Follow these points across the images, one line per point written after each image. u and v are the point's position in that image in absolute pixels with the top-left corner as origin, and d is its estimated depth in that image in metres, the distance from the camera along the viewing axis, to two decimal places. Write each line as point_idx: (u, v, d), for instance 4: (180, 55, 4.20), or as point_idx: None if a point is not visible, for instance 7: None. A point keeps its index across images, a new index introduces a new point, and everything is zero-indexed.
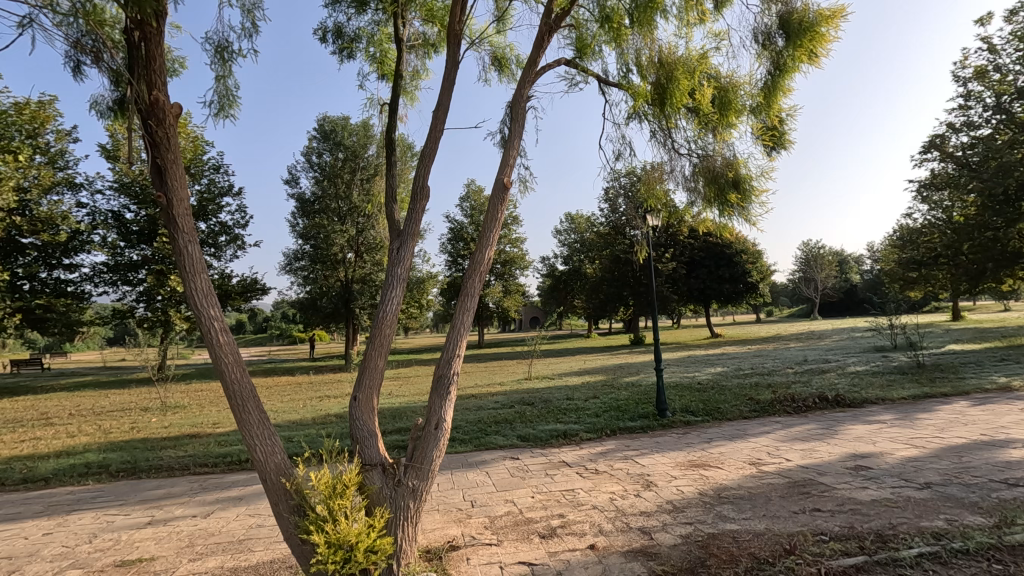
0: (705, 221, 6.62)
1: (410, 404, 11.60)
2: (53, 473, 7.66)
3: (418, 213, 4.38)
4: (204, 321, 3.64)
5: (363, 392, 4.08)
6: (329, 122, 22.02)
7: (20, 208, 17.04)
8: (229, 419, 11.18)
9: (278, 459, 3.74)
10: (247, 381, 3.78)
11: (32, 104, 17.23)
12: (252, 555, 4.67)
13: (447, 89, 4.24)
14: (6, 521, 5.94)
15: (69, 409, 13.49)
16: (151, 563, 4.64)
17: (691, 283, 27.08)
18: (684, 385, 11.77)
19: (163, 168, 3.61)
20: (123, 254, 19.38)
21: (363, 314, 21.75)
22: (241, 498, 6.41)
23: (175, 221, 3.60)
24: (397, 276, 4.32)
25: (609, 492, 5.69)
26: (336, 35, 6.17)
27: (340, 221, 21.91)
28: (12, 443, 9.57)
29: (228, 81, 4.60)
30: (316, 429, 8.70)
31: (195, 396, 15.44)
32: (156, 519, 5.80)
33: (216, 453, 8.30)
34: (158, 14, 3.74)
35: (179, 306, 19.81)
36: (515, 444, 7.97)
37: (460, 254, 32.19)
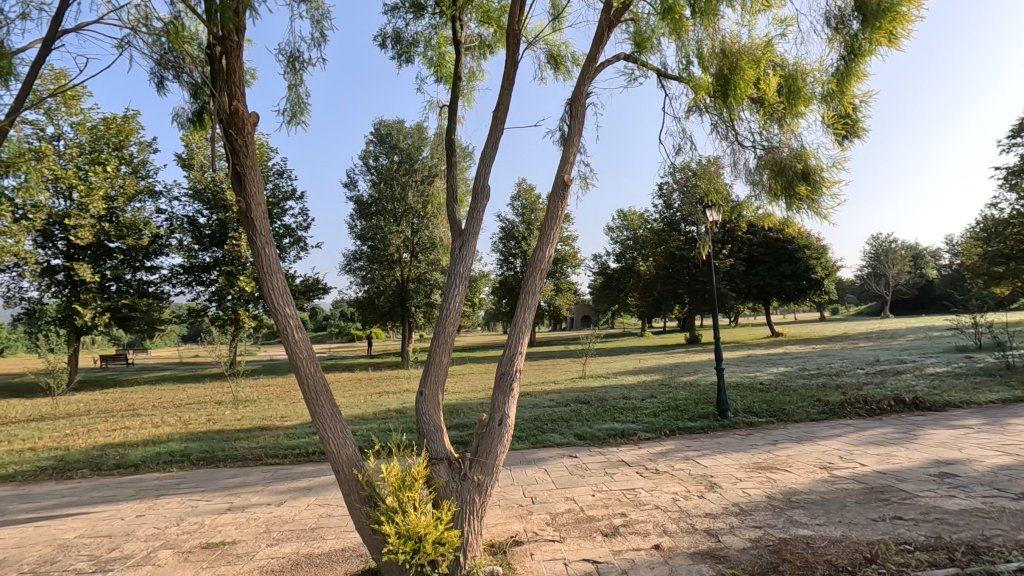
0: (772, 218, 6.38)
1: (467, 401, 11.79)
2: (142, 460, 8.27)
3: (479, 212, 4.43)
4: (280, 318, 3.83)
5: (428, 388, 4.19)
6: (384, 126, 22.58)
7: (107, 215, 18.49)
8: (295, 413, 11.72)
9: (349, 451, 3.91)
10: (320, 375, 3.96)
11: (118, 118, 18.59)
12: (324, 543, 4.88)
13: (507, 87, 4.28)
14: (104, 503, 6.48)
15: (153, 401, 14.51)
16: (234, 547, 4.94)
17: (750, 280, 26.08)
18: (746, 385, 11.40)
19: (242, 174, 3.82)
20: (197, 256, 20.61)
21: (418, 313, 22.27)
22: (310, 488, 6.71)
23: (253, 224, 3.81)
24: (459, 274, 4.40)
25: (671, 493, 5.59)
26: (395, 40, 6.34)
27: (396, 222, 22.46)
28: (106, 432, 10.39)
29: (299, 89, 4.82)
30: (378, 424, 8.98)
31: (263, 391, 16.24)
32: (235, 506, 6.16)
33: (285, 445, 8.71)
34: (239, 29, 3.99)
35: (248, 305, 20.92)
36: (572, 443, 7.95)
37: (512, 253, 32.15)
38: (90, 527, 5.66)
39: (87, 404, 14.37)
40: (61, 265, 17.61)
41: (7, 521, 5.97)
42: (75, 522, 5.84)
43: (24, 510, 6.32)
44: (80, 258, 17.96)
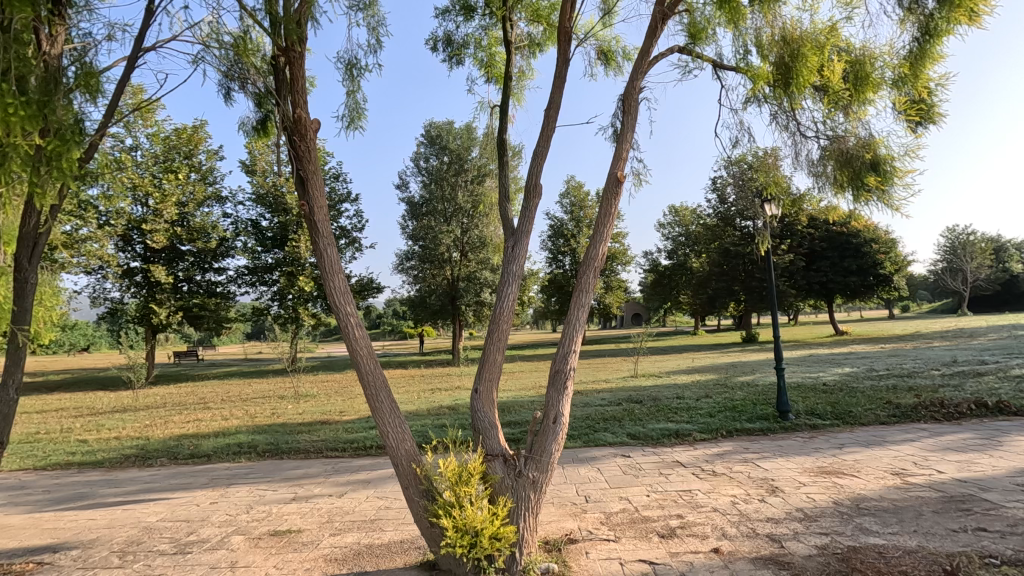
0: (836, 211, 6.11)
1: (518, 399, 11.85)
2: (214, 450, 8.78)
3: (531, 211, 4.45)
4: (341, 317, 3.99)
5: (483, 385, 4.24)
6: (434, 127, 22.94)
7: (179, 220, 19.67)
8: (353, 408, 12.13)
9: (408, 446, 4.02)
10: (379, 372, 4.09)
11: (188, 128, 19.74)
12: (384, 534, 5.04)
13: (559, 86, 4.28)
14: (181, 489, 6.93)
15: (222, 395, 15.36)
16: (300, 535, 5.18)
17: (811, 276, 24.93)
18: (808, 386, 10.92)
19: (305, 179, 3.99)
20: (260, 258, 21.60)
21: (468, 311, 22.59)
22: (369, 481, 6.94)
23: (317, 227, 3.98)
24: (512, 273, 4.44)
25: (730, 495, 5.45)
26: (446, 43, 6.45)
27: (446, 222, 22.76)
28: (180, 423, 11.09)
29: (356, 95, 4.98)
30: (432, 420, 9.17)
31: (322, 386, 16.92)
32: (299, 496, 6.45)
33: (345, 439, 9.04)
34: (302, 41, 4.17)
35: (308, 304, 21.79)
36: (624, 442, 7.86)
37: (561, 251, 31.93)
38: (170, 512, 6.07)
39: (164, 397, 15.39)
40: (139, 267, 18.90)
41: (98, 503, 6.49)
42: (156, 506, 6.27)
43: (112, 494, 6.84)
44: (156, 260, 19.17)
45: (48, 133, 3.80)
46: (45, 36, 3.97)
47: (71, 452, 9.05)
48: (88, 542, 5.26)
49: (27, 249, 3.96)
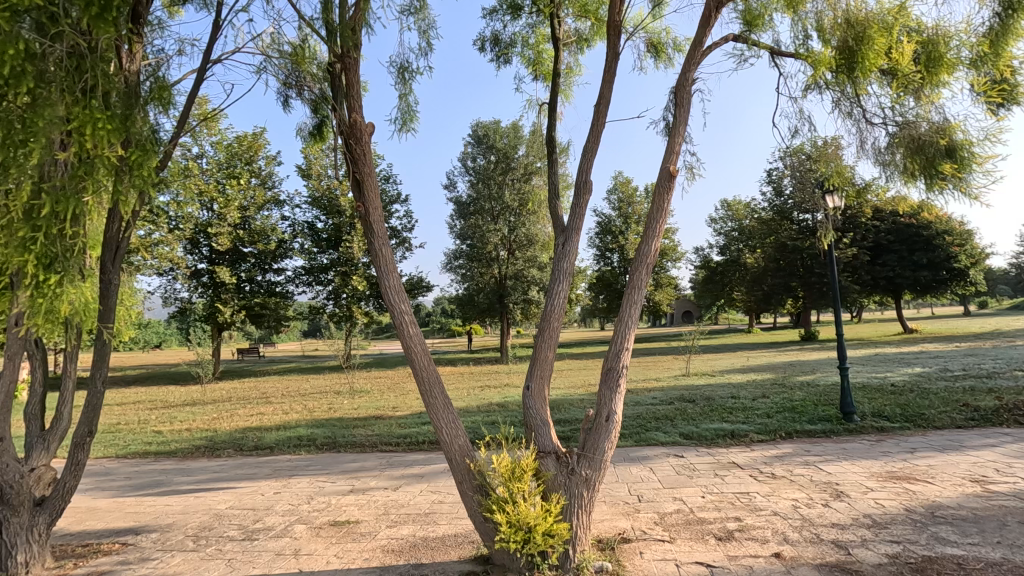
0: (906, 202, 5.77)
1: (567, 397, 11.82)
2: (276, 442, 9.20)
3: (581, 208, 4.42)
4: (396, 315, 4.09)
5: (534, 382, 4.26)
6: (481, 127, 23.08)
7: (242, 223, 20.69)
8: (405, 404, 12.42)
9: (461, 441, 4.08)
10: (432, 368, 4.17)
11: (249, 135, 20.71)
12: (438, 527, 5.14)
13: (609, 81, 4.24)
14: (247, 479, 7.31)
15: (282, 390, 16.06)
16: (358, 526, 5.36)
17: (876, 271, 23.59)
18: (874, 386, 10.37)
19: (361, 181, 4.12)
20: (316, 258, 22.40)
21: (516, 309, 22.69)
22: (422, 475, 7.10)
23: (372, 228, 4.10)
24: (563, 270, 4.42)
25: (791, 499, 5.25)
26: (494, 43, 6.49)
27: (493, 221, 22.93)
28: (245, 417, 11.67)
29: (408, 98, 5.09)
30: (483, 417, 9.28)
31: (375, 382, 17.42)
32: (356, 488, 6.67)
33: (398, 433, 9.27)
34: (357, 46, 4.29)
35: (361, 303, 22.47)
36: (677, 442, 7.71)
37: (609, 248, 31.49)
38: (238, 500, 6.40)
39: (229, 392, 16.24)
40: (206, 268, 20.02)
41: (173, 490, 6.92)
42: (225, 495, 6.63)
43: (185, 482, 7.28)
44: (221, 261, 20.25)
45: (129, 144, 4.08)
46: (124, 54, 4.24)
47: (149, 442, 9.69)
48: (165, 526, 5.63)
49: (110, 252, 4.28)
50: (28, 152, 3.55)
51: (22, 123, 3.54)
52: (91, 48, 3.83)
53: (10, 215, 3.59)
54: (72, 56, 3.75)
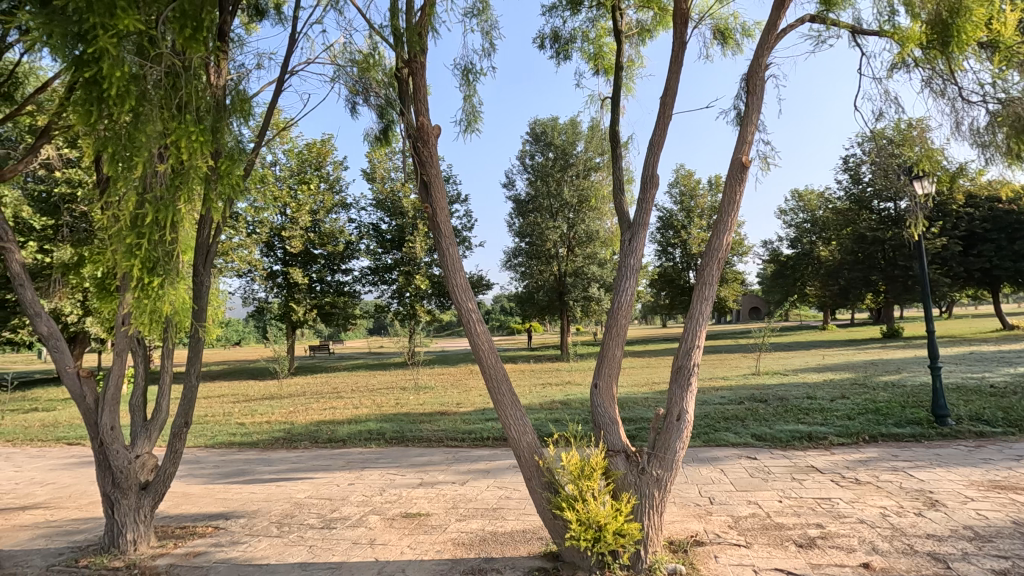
0: (1008, 186, 5.29)
1: (631, 395, 11.61)
2: (348, 436, 9.60)
3: (647, 202, 4.33)
4: (463, 313, 4.16)
5: (602, 380, 4.20)
6: (539, 124, 23.01)
7: (312, 226, 21.73)
8: (468, 400, 12.63)
9: (529, 438, 4.11)
10: (500, 365, 4.21)
11: (318, 142, 21.70)
12: (507, 523, 5.20)
13: (675, 72, 4.13)
14: (323, 470, 7.67)
15: (351, 386, 16.74)
16: (429, 518, 5.50)
17: (970, 262, 21.80)
18: (971, 387, 9.55)
19: (428, 182, 4.22)
20: (381, 258, 23.12)
21: (576, 306, 22.54)
22: (488, 470, 7.21)
23: (439, 228, 4.20)
24: (630, 266, 4.34)
25: (879, 506, 4.93)
26: (554, 40, 6.47)
27: (552, 218, 22.87)
28: (319, 411, 12.24)
29: (473, 99, 5.16)
30: (546, 415, 9.28)
31: (439, 379, 17.80)
32: (425, 482, 6.85)
33: (463, 429, 9.44)
34: (422, 50, 4.39)
35: (423, 301, 23.06)
36: (749, 443, 7.41)
37: (670, 243, 30.62)
38: (315, 490, 6.73)
39: (303, 387, 17.10)
40: (280, 270, 21.15)
41: (257, 479, 7.36)
42: (304, 484, 6.99)
43: (267, 472, 7.73)
44: (294, 263, 21.33)
45: (219, 155, 4.38)
46: (212, 70, 4.53)
47: (233, 433, 10.36)
48: (252, 512, 6.00)
49: (201, 256, 4.58)
50: (131, 167, 3.86)
51: (127, 140, 3.86)
52: (184, 67, 4.13)
53: (119, 223, 3.93)
54: (169, 75, 4.06)
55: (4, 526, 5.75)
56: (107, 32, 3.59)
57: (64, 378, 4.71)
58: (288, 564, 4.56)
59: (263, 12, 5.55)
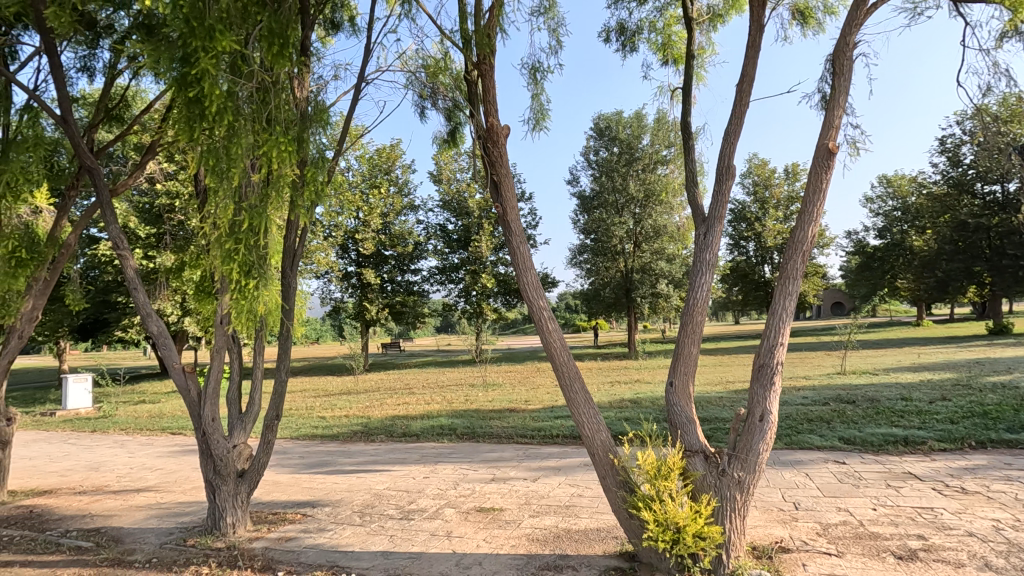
0: None
1: (705, 395, 11.22)
2: (422, 431, 9.90)
3: (723, 194, 4.17)
4: (535, 311, 4.18)
5: (678, 378, 4.08)
6: (603, 119, 22.65)
7: (383, 228, 22.56)
8: (537, 398, 12.64)
9: (604, 437, 4.07)
10: (572, 363, 4.20)
11: (387, 147, 22.52)
12: (580, 521, 5.18)
13: (752, 57, 3.95)
14: (399, 463, 7.96)
15: (422, 383, 17.22)
16: (502, 513, 5.59)
17: None
18: None
19: (498, 183, 4.26)
20: (448, 258, 23.58)
21: (644, 303, 22.05)
22: (559, 468, 7.22)
23: (510, 227, 4.24)
24: (705, 261, 4.17)
25: (990, 519, 4.50)
26: (620, 32, 6.36)
27: (618, 214, 22.49)
28: (393, 406, 12.69)
29: (541, 97, 5.17)
30: (616, 413, 9.15)
31: (506, 376, 17.97)
32: (497, 477, 6.95)
33: (532, 427, 9.49)
34: (491, 51, 4.43)
35: (490, 300, 23.35)
36: (837, 446, 6.97)
37: (743, 236, 29.19)
38: (393, 482, 7.00)
39: (376, 383, 17.79)
40: (354, 271, 22.08)
41: (338, 470, 7.75)
42: (382, 476, 7.29)
43: (348, 463, 8.12)
44: (366, 264, 22.22)
45: (303, 163, 4.65)
46: (297, 82, 4.79)
47: (315, 426, 10.95)
48: (336, 501, 6.33)
49: (289, 260, 4.86)
50: (228, 178, 4.16)
51: (224, 153, 4.16)
52: (273, 81, 4.41)
53: (219, 231, 4.26)
54: (260, 90, 4.35)
55: (124, 506, 6.39)
56: (208, 53, 3.91)
57: (171, 374, 5.15)
58: (371, 551, 4.77)
59: (339, 25, 5.80)
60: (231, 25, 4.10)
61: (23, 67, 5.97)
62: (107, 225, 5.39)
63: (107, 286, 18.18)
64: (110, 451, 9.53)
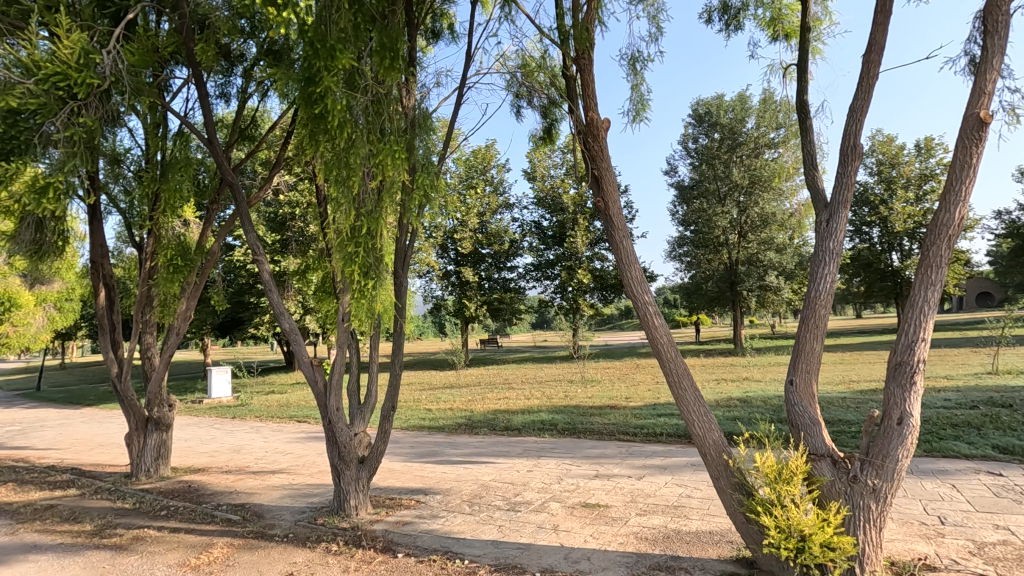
0: None
1: (825, 395, 10.38)
2: (523, 425, 10.09)
3: (848, 177, 3.81)
4: (640, 306, 4.10)
5: (800, 376, 3.80)
6: (702, 104, 21.59)
7: (480, 227, 23.19)
8: (638, 395, 12.38)
9: (716, 436, 3.90)
10: (679, 359, 4.06)
11: (483, 148, 23.11)
12: (691, 522, 5.02)
13: (882, 23, 3.59)
14: (503, 456, 8.17)
15: (521, 378, 17.53)
16: (608, 510, 5.55)
17: None
18: None
19: (599, 177, 4.21)
20: (543, 254, 23.68)
21: (751, 297, 20.78)
22: (665, 466, 7.03)
23: (612, 221, 4.18)
24: (829, 250, 3.84)
25: None
26: (723, 12, 6.04)
27: (721, 203, 21.38)
28: (494, 400, 13.04)
29: (641, 87, 5.05)
30: (724, 412, 8.74)
31: (605, 372, 17.79)
32: (601, 474, 6.91)
33: (634, 424, 9.32)
34: (588, 43, 4.35)
35: (586, 295, 23.20)
36: (990, 456, 6.16)
37: (866, 221, 26.41)
38: (499, 474, 7.20)
39: (478, 378, 18.37)
40: (454, 270, 22.94)
41: (446, 460, 8.11)
42: (488, 468, 7.52)
43: (454, 454, 8.46)
44: (465, 263, 23.01)
45: (413, 169, 4.91)
46: (405, 91, 5.04)
47: (423, 418, 11.51)
48: (446, 490, 6.62)
49: (401, 260, 5.12)
50: (347, 186, 4.50)
51: (344, 163, 4.50)
52: (385, 93, 4.70)
53: (340, 235, 4.63)
54: (374, 102, 4.65)
55: (262, 485, 7.13)
56: (330, 73, 4.26)
57: (301, 366, 5.65)
58: (482, 540, 4.95)
59: (438, 33, 6.02)
60: (348, 43, 4.42)
61: (175, 97, 6.83)
62: (246, 234, 6.02)
63: (241, 288, 20.26)
64: (249, 436, 10.67)
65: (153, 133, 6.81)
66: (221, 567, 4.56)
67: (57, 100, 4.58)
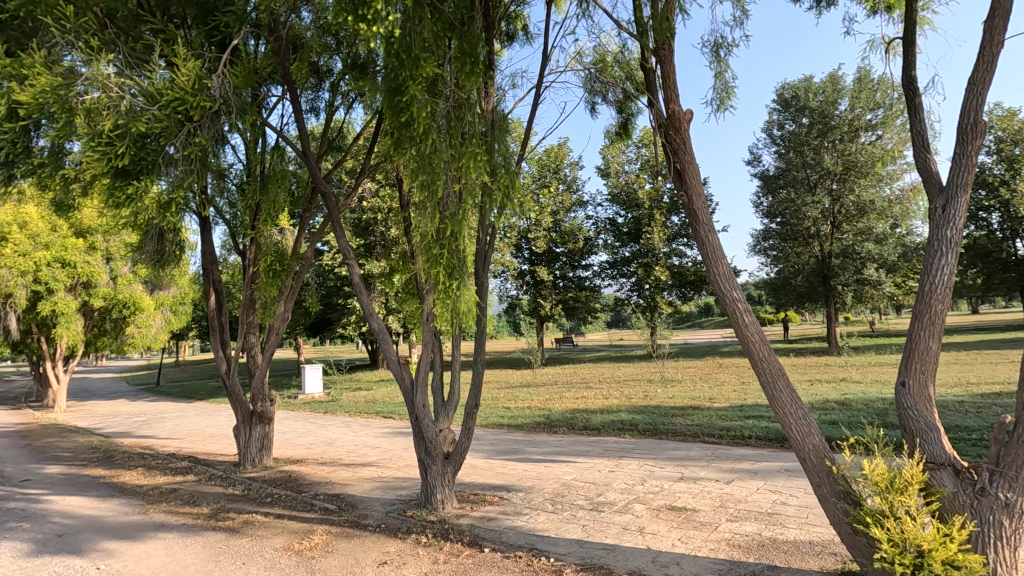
0: None
1: (938, 398, 9.46)
2: (603, 424, 9.98)
3: (968, 158, 3.44)
4: (727, 302, 3.93)
5: (913, 378, 3.47)
6: (788, 88, 20.35)
7: (554, 226, 23.18)
8: (723, 395, 11.86)
9: (816, 441, 3.66)
10: (774, 359, 3.84)
11: (555, 147, 23.07)
12: (788, 531, 4.75)
13: None
14: (583, 455, 8.12)
15: (598, 377, 17.34)
16: (696, 514, 5.36)
17: None
18: None
19: (682, 171, 4.08)
20: (619, 252, 23.31)
21: (847, 292, 19.26)
22: (756, 471, 6.70)
23: (697, 217, 4.02)
24: (946, 239, 3.48)
25: None
26: None
27: (811, 192, 20.00)
28: (573, 399, 12.98)
29: (725, 75, 4.84)
30: (821, 415, 8.19)
31: (686, 372, 17.21)
32: (687, 476, 6.69)
33: (720, 426, 8.95)
34: (668, 33, 4.22)
35: (664, 293, 22.56)
36: None
37: (983, 206, 23.78)
38: (580, 473, 7.16)
39: (555, 376, 18.35)
40: (528, 269, 23.06)
41: (527, 458, 8.17)
42: (568, 467, 7.50)
43: (534, 452, 8.52)
44: (540, 262, 23.10)
45: (493, 169, 4.99)
46: (484, 93, 5.13)
47: (503, 416, 11.67)
48: (528, 487, 6.68)
49: (481, 261, 5.20)
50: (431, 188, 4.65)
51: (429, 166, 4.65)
52: (466, 97, 4.81)
53: (425, 238, 4.77)
54: (455, 107, 4.78)
55: (354, 476, 7.53)
56: (416, 81, 4.44)
57: (389, 364, 5.89)
58: (566, 539, 4.95)
59: (513, 36, 6.07)
60: (431, 51, 4.57)
61: (272, 113, 7.36)
62: (337, 239, 6.37)
63: (330, 290, 21.45)
64: (339, 430, 11.30)
65: (253, 148, 7.37)
66: (320, 553, 4.85)
67: (177, 123, 5.04)
